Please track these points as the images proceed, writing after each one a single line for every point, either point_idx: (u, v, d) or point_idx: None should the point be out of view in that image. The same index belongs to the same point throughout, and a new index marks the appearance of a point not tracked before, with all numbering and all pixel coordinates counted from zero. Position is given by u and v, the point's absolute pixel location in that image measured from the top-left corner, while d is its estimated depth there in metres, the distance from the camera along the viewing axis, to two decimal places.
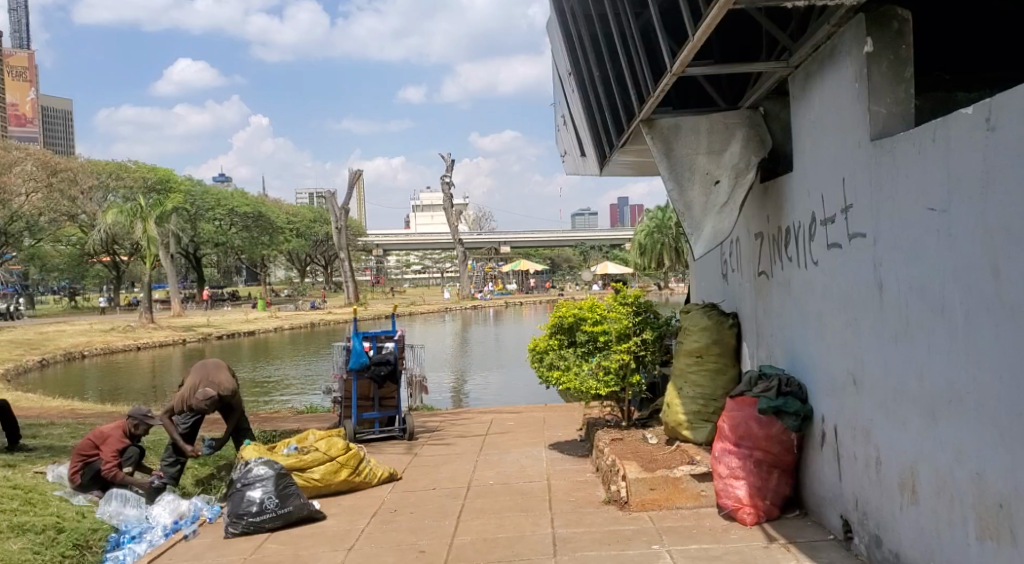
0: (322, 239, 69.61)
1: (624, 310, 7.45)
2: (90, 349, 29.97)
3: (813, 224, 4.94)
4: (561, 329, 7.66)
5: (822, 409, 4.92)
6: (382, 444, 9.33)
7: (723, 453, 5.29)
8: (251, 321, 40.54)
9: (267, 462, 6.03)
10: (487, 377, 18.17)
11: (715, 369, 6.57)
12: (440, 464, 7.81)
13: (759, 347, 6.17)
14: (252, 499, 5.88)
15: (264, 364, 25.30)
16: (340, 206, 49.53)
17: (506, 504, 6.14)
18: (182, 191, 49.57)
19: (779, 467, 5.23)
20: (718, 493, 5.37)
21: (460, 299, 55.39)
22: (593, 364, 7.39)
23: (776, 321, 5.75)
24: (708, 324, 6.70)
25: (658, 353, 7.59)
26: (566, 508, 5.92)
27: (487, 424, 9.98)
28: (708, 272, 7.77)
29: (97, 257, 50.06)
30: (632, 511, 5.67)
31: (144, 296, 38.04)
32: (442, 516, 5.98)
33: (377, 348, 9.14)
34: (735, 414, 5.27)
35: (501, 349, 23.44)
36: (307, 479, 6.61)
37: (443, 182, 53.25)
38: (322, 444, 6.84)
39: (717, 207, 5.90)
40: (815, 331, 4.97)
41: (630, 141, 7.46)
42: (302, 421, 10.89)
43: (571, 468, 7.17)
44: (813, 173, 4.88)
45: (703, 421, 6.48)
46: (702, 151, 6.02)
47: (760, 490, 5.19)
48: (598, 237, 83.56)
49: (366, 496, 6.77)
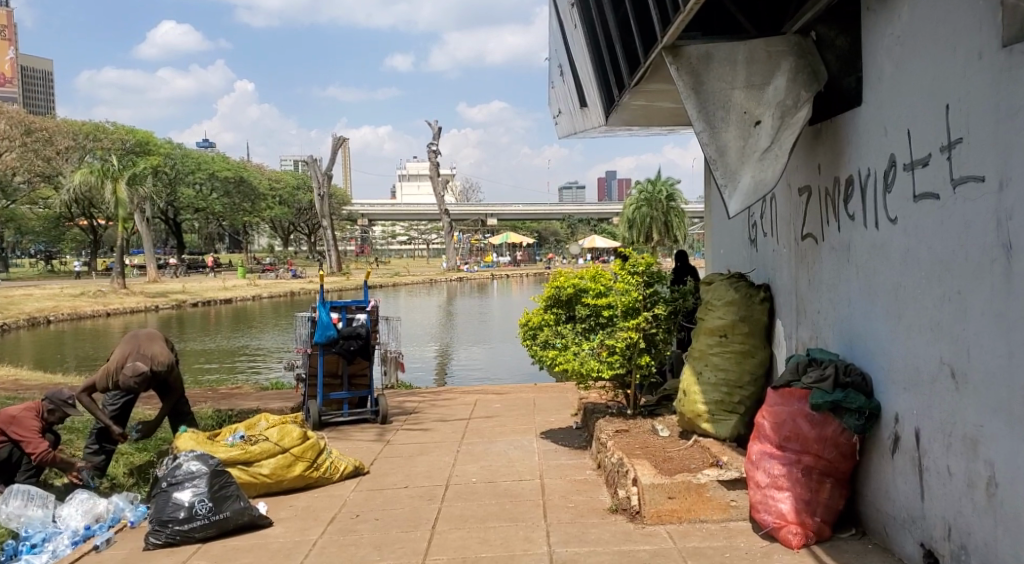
0: (304, 207, 67.97)
1: (634, 280, 6.33)
2: (56, 314, 28.62)
3: (892, 170, 3.89)
4: (558, 302, 6.58)
5: (894, 405, 3.90)
6: (351, 428, 8.23)
7: (763, 458, 4.31)
8: (227, 289, 39.20)
9: (199, 458, 4.93)
10: (472, 352, 17.09)
11: (742, 351, 5.56)
12: (414, 455, 6.72)
13: (800, 327, 5.13)
14: (180, 503, 4.79)
15: (239, 335, 24.04)
16: (323, 171, 48.05)
17: (492, 511, 5.07)
18: (162, 153, 47.95)
19: (834, 476, 4.20)
20: (755, 508, 4.36)
21: (445, 271, 54.05)
22: (595, 343, 6.35)
23: (826, 293, 4.71)
24: (735, 299, 5.67)
25: (671, 330, 6.51)
26: (564, 518, 4.88)
27: (470, 407, 8.88)
28: (731, 238, 6.70)
29: (72, 220, 48.39)
30: (645, 524, 4.65)
31: (117, 260, 36.62)
32: (413, 525, 4.91)
33: (347, 321, 8.03)
34: (779, 410, 4.29)
35: (488, 323, 22.24)
36: (254, 475, 5.56)
37: (430, 150, 51.86)
38: (273, 432, 5.78)
39: (756, 154, 4.84)
40: (887, 307, 3.95)
41: (645, 79, 6.33)
42: (265, 399, 9.77)
43: (568, 464, 6.10)
44: (897, 104, 3.82)
45: (726, 413, 5.46)
46: (739, 85, 4.92)
47: (809, 506, 4.17)
48: (585, 210, 82.18)
49: (323, 496, 5.67)
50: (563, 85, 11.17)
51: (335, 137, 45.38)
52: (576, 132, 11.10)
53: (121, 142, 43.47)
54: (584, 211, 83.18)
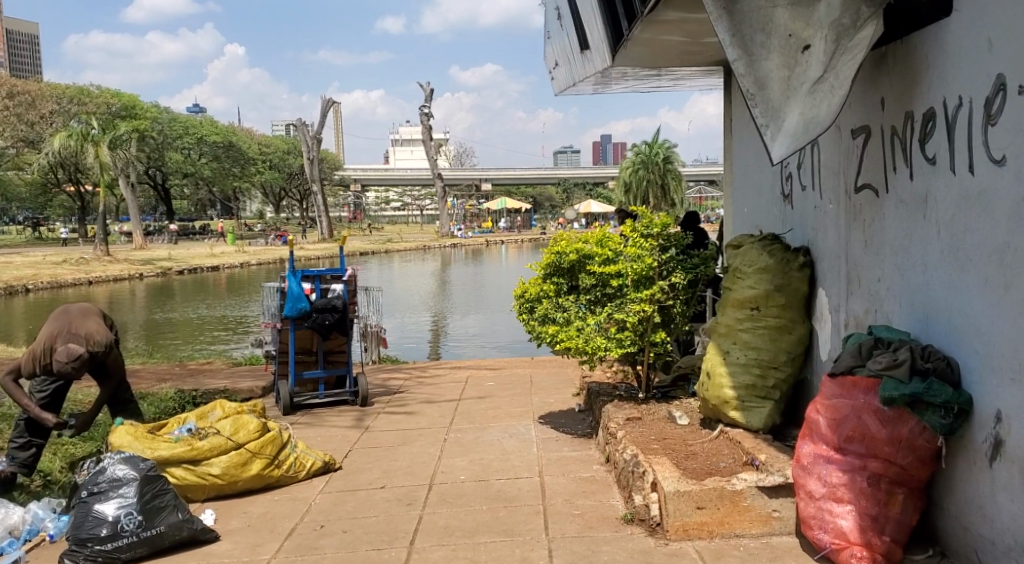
0: (295, 171, 66.60)
1: (648, 245, 5.45)
2: (36, 282, 27.56)
3: (1000, 96, 3.00)
4: (559, 271, 5.72)
5: (995, 400, 3.05)
6: (327, 410, 7.38)
7: (817, 463, 3.47)
8: (215, 256, 38.14)
9: (128, 461, 4.12)
10: (466, 321, 16.20)
11: (777, 326, 4.73)
12: (395, 446, 5.88)
13: (852, 298, 4.26)
14: (102, 518, 3.91)
15: (226, 303, 23.17)
16: (313, 134, 46.65)
17: (483, 520, 4.24)
18: (149, 117, 46.55)
19: (907, 486, 3.35)
20: (807, 523, 3.53)
21: (438, 237, 52.98)
22: (603, 317, 5.47)
23: (889, 257, 3.84)
24: (769, 265, 4.79)
25: (690, 302, 5.64)
26: (570, 530, 4.04)
27: (460, 386, 8.02)
28: (759, 193, 5.82)
29: (57, 186, 47.18)
30: (669, 541, 3.82)
31: (100, 227, 35.44)
32: (388, 541, 4.06)
33: (321, 292, 7.16)
34: (837, 404, 3.44)
35: (483, 291, 21.31)
36: (202, 476, 4.74)
37: (421, 112, 50.60)
38: (226, 425, 4.95)
39: (806, 86, 3.88)
40: (985, 274, 3.09)
41: (661, 5, 5.36)
42: (235, 377, 8.89)
43: (571, 457, 5.26)
44: (1010, 9, 2.92)
45: (759, 400, 4.68)
46: (784, 2, 3.92)
47: (876, 523, 3.33)
48: (581, 173, 80.81)
49: (285, 499, 4.84)
50: (560, 32, 10.15)
51: (325, 100, 43.91)
52: (574, 85, 10.12)
53: (107, 107, 42.00)
54: (579, 174, 81.65)
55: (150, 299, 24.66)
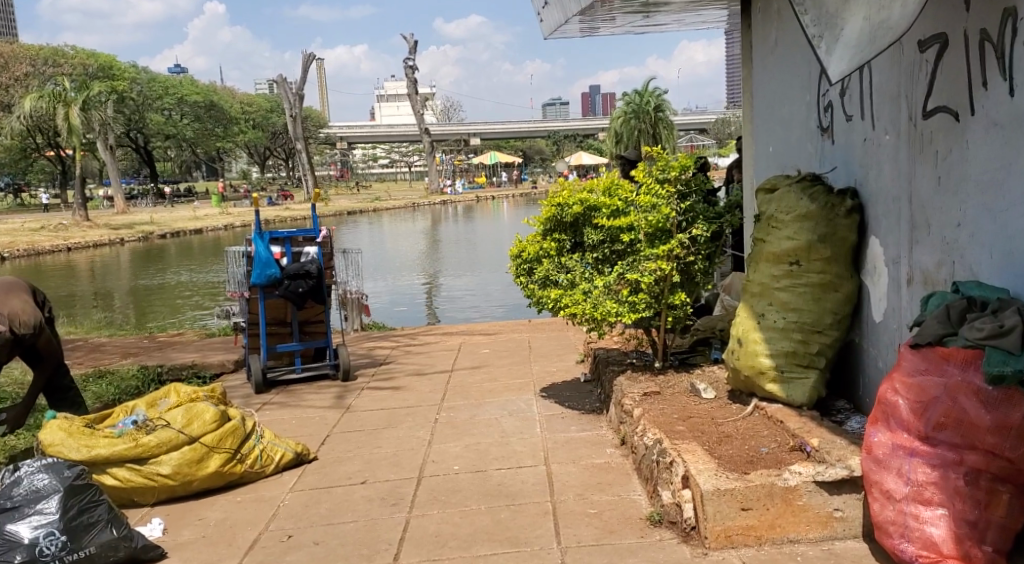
0: (280, 130, 64.97)
1: (664, 193, 4.66)
2: (12, 250, 26.49)
3: None
4: (562, 226, 5.00)
5: None
6: (305, 387, 6.67)
7: (896, 455, 2.79)
8: (199, 219, 37.05)
9: (49, 468, 3.39)
10: (460, 281, 15.43)
11: (820, 283, 3.99)
12: (379, 429, 5.18)
13: (919, 249, 3.52)
14: (15, 541, 3.15)
15: (210, 267, 22.31)
16: (295, 90, 45.04)
17: (480, 526, 3.55)
18: (126, 77, 44.89)
19: (1014, 483, 2.64)
20: (882, 529, 2.87)
21: (427, 194, 51.82)
22: (613, 278, 4.74)
23: (975, 196, 3.10)
24: (811, 211, 4.01)
25: (713, 257, 4.91)
26: (585, 537, 3.37)
27: (452, 355, 7.31)
28: (788, 129, 5.04)
29: (34, 151, 45.77)
30: (707, 550, 3.14)
31: (78, 192, 34.27)
32: (367, 555, 3.38)
33: (293, 256, 6.39)
34: (922, 383, 2.73)
35: (477, 249, 20.47)
36: (150, 477, 4.05)
37: (407, 65, 49.10)
38: (177, 415, 4.21)
39: None
40: None
41: None
42: (208, 350, 8.15)
43: (581, 439, 4.58)
44: None
45: (801, 370, 3.98)
46: None
47: (975, 531, 2.65)
48: (571, 126, 79.29)
49: (249, 500, 4.14)
50: None
51: (305, 56, 42.27)
52: (558, 30, 9.22)
53: (85, 69, 40.39)
54: (569, 125, 79.99)
55: (134, 265, 23.82)
